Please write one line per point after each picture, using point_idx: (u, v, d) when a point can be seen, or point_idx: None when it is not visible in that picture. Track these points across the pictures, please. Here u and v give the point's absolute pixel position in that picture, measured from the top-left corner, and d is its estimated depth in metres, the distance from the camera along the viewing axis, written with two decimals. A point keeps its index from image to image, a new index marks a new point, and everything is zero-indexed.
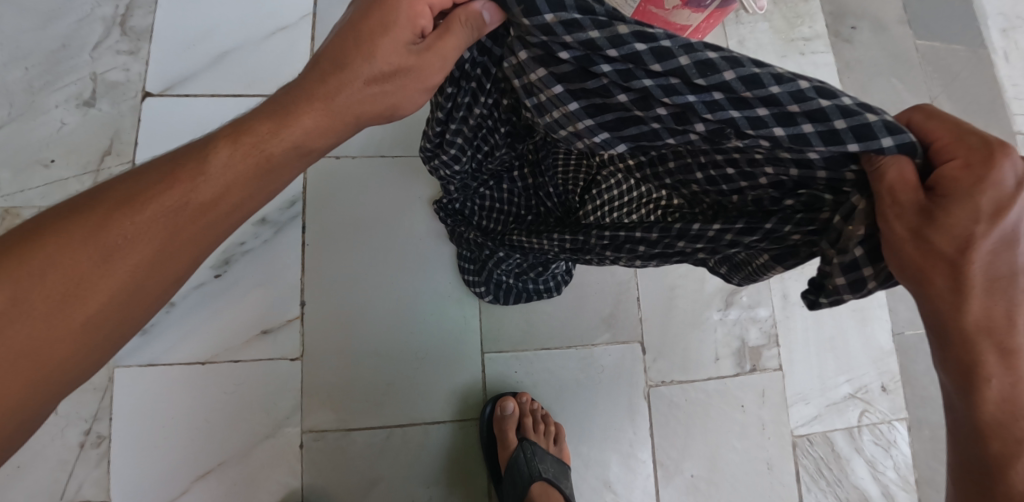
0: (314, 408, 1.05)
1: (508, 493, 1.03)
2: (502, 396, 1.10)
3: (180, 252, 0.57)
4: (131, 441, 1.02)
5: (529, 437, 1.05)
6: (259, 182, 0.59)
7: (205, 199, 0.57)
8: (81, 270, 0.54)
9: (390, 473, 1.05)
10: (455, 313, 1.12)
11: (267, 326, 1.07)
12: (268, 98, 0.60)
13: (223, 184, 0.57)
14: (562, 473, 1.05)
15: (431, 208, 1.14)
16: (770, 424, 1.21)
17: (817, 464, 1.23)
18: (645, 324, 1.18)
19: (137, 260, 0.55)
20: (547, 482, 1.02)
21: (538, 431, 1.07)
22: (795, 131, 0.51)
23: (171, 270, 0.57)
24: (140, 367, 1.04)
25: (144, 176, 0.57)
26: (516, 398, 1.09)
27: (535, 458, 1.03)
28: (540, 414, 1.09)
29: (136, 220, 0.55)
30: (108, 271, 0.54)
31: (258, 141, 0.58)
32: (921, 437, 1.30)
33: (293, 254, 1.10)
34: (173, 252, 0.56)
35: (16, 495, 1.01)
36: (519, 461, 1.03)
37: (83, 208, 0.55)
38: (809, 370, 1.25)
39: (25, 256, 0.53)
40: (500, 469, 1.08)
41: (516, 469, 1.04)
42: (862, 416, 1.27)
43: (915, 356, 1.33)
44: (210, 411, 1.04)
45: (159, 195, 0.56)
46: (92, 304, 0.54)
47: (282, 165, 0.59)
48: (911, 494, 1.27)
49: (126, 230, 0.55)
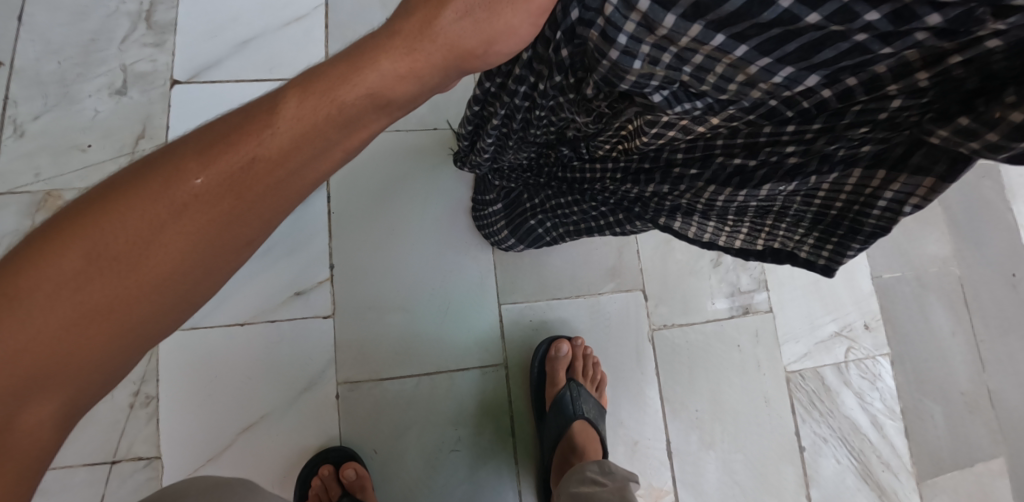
0: (347, 361, 1.14)
1: (551, 425, 1.15)
2: (557, 339, 1.21)
3: (236, 223, 0.51)
4: (179, 399, 1.10)
5: (577, 379, 1.16)
6: (324, 138, 0.52)
7: (270, 157, 0.51)
8: (135, 243, 0.49)
9: (421, 418, 1.14)
10: (472, 270, 1.21)
11: (300, 288, 1.15)
12: (346, 45, 0.55)
13: (291, 140, 0.51)
14: (600, 415, 1.17)
15: (444, 175, 1.24)
16: (765, 361, 1.31)
17: (810, 397, 1.33)
18: (646, 274, 1.28)
19: (188, 232, 0.50)
20: (587, 421, 1.15)
21: (585, 375, 1.18)
22: None
23: (226, 243, 0.51)
24: (183, 330, 1.11)
25: (212, 131, 0.52)
26: (570, 341, 1.21)
27: (580, 398, 1.15)
28: (590, 363, 1.20)
29: (198, 181, 0.50)
30: (157, 245, 0.50)
31: (330, 87, 0.52)
32: (903, 370, 1.41)
33: (319, 221, 1.18)
34: (229, 222, 0.51)
35: (71, 455, 1.06)
36: (565, 400, 1.15)
37: (149, 167, 0.51)
38: (798, 311, 1.36)
39: (82, 225, 0.49)
40: (545, 404, 1.19)
41: (561, 406, 1.15)
42: (849, 352, 1.38)
43: (893, 297, 1.45)
44: (251, 368, 1.12)
45: (224, 152, 0.51)
46: (141, 281, 0.49)
47: (353, 117, 0.53)
48: (897, 422, 1.38)
49: (181, 197, 0.50)
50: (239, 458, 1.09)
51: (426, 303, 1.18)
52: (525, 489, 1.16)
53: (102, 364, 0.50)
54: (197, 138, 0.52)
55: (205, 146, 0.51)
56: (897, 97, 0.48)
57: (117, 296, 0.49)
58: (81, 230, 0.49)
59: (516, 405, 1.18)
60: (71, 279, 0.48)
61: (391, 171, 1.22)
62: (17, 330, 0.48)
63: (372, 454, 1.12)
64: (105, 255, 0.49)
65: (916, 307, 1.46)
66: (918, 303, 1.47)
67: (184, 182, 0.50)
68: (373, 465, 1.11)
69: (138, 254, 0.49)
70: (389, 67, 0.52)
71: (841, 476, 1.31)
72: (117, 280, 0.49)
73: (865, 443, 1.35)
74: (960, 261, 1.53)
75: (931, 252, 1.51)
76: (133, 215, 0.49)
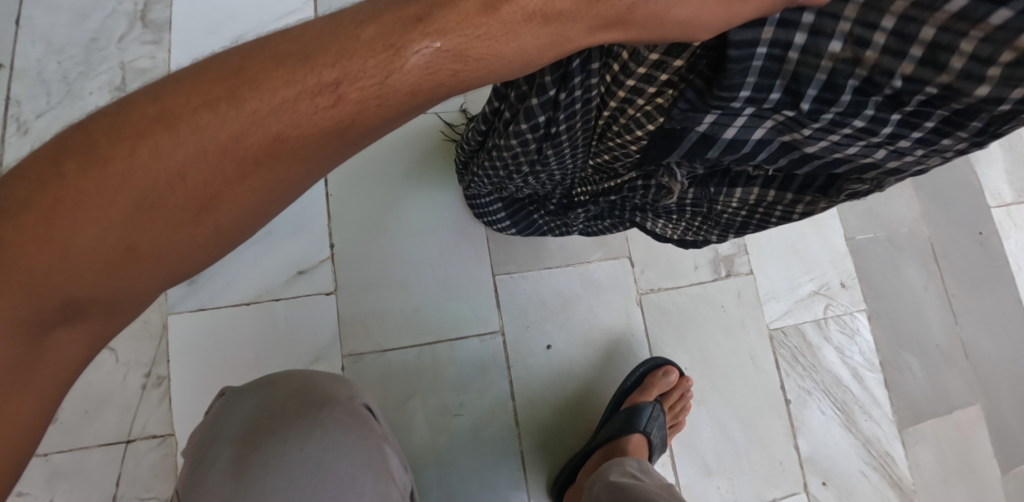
0: (351, 335, 1.19)
1: (611, 426, 1.19)
2: (667, 365, 1.27)
3: (300, 178, 0.54)
4: (190, 378, 1.14)
5: (660, 399, 1.21)
6: (410, 114, 0.53)
7: (352, 126, 0.52)
8: (210, 180, 0.51)
9: (424, 385, 1.19)
10: (466, 245, 1.27)
11: (302, 267, 1.20)
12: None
13: (377, 114, 0.51)
14: (658, 442, 1.21)
15: (435, 155, 1.30)
16: (749, 321, 1.38)
17: (792, 352, 1.40)
18: (632, 242, 1.35)
19: (257, 182, 0.52)
20: (644, 439, 1.18)
21: (670, 407, 1.24)
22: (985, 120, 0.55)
23: (282, 194, 0.54)
24: (192, 311, 1.16)
25: (308, 75, 0.50)
26: (681, 378, 1.27)
27: (653, 418, 1.19)
28: (680, 396, 1.25)
29: (282, 132, 0.51)
30: (231, 191, 0.52)
31: (445, 65, 0.50)
32: (880, 325, 1.49)
33: (318, 204, 1.23)
34: (294, 178, 0.53)
35: (87, 437, 1.10)
36: (641, 412, 1.19)
37: (239, 100, 0.50)
38: (777, 272, 1.44)
39: (165, 142, 0.50)
40: (616, 409, 1.23)
41: (633, 417, 1.19)
42: (827, 308, 1.46)
43: (867, 256, 1.52)
44: (259, 346, 1.17)
45: (311, 110, 0.50)
46: (207, 222, 0.52)
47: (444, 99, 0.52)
48: (876, 373, 1.46)
49: (250, 148, 0.51)
50: None
51: (424, 277, 1.24)
52: (526, 449, 1.21)
53: (154, 280, 0.55)
54: (264, 80, 0.50)
55: (263, 95, 0.50)
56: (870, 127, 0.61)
57: (180, 229, 0.52)
58: (131, 165, 0.50)
59: (514, 370, 1.24)
60: (119, 223, 0.51)
61: (385, 154, 1.28)
62: (90, 241, 0.51)
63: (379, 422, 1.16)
64: (154, 201, 0.51)
65: (891, 265, 1.54)
66: (893, 262, 1.54)
67: (243, 142, 0.50)
68: None
69: (206, 195, 0.51)
70: (473, 66, 0.51)
71: (826, 426, 1.39)
72: (162, 221, 0.51)
73: (847, 394, 1.43)
74: (930, 221, 1.61)
75: (901, 213, 1.59)
76: (183, 159, 0.50)
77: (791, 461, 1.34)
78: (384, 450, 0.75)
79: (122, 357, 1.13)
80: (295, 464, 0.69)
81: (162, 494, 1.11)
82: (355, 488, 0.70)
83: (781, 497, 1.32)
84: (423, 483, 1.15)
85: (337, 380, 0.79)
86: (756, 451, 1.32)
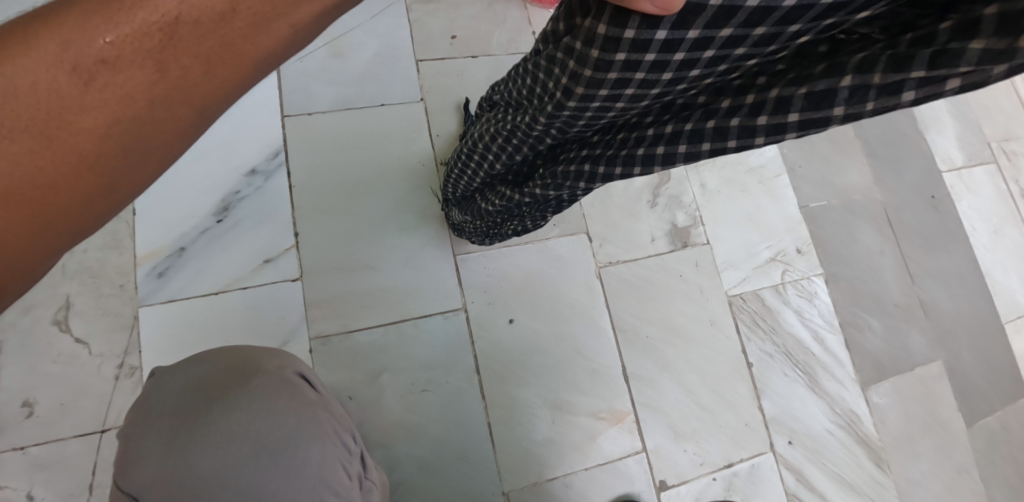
0: (317, 318, 1.23)
1: None
2: None
3: (167, 105, 0.49)
4: (163, 367, 1.18)
5: None
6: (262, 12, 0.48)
7: (198, 35, 0.47)
8: (44, 117, 0.46)
9: (392, 363, 1.23)
10: (427, 227, 1.31)
11: (268, 256, 1.24)
12: None
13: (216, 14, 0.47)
14: None
15: (394, 144, 1.35)
16: (708, 288, 1.43)
17: (752, 317, 1.44)
18: (589, 217, 1.40)
19: (108, 114, 0.47)
20: None
21: None
22: None
23: (155, 130, 0.49)
24: (162, 303, 1.20)
25: None
26: None
27: None
28: None
29: (114, 56, 0.46)
30: (74, 132, 0.47)
31: None
32: (838, 288, 1.54)
33: (282, 195, 1.28)
34: (158, 106, 0.48)
35: (63, 427, 1.14)
36: None
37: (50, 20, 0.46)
38: (733, 241, 1.48)
39: None
40: None
41: None
42: (784, 274, 1.50)
43: (820, 223, 1.59)
44: (228, 332, 1.20)
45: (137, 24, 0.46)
46: (62, 169, 0.47)
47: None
48: (837, 335, 1.50)
49: (82, 70, 0.46)
50: None
51: (388, 260, 1.28)
52: (493, 421, 1.24)
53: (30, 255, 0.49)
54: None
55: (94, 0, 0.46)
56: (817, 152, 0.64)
57: (31, 186, 0.47)
58: None
59: (479, 345, 1.27)
60: None
61: (346, 145, 1.33)
62: None
63: (348, 399, 1.19)
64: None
65: (844, 230, 1.60)
66: (847, 227, 1.60)
67: (82, 54, 0.46)
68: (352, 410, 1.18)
69: (51, 137, 0.47)
70: None
71: (790, 387, 1.42)
72: (1, 154, 0.46)
73: (810, 357, 1.46)
74: (880, 188, 1.67)
75: (852, 181, 1.65)
76: (16, 82, 0.45)
77: (757, 422, 1.38)
78: (329, 423, 0.72)
79: (95, 350, 1.17)
80: (233, 436, 0.65)
81: None
82: (290, 457, 0.67)
83: (747, 456, 1.35)
84: (394, 457, 1.18)
85: (278, 354, 0.75)
86: (722, 412, 1.36)
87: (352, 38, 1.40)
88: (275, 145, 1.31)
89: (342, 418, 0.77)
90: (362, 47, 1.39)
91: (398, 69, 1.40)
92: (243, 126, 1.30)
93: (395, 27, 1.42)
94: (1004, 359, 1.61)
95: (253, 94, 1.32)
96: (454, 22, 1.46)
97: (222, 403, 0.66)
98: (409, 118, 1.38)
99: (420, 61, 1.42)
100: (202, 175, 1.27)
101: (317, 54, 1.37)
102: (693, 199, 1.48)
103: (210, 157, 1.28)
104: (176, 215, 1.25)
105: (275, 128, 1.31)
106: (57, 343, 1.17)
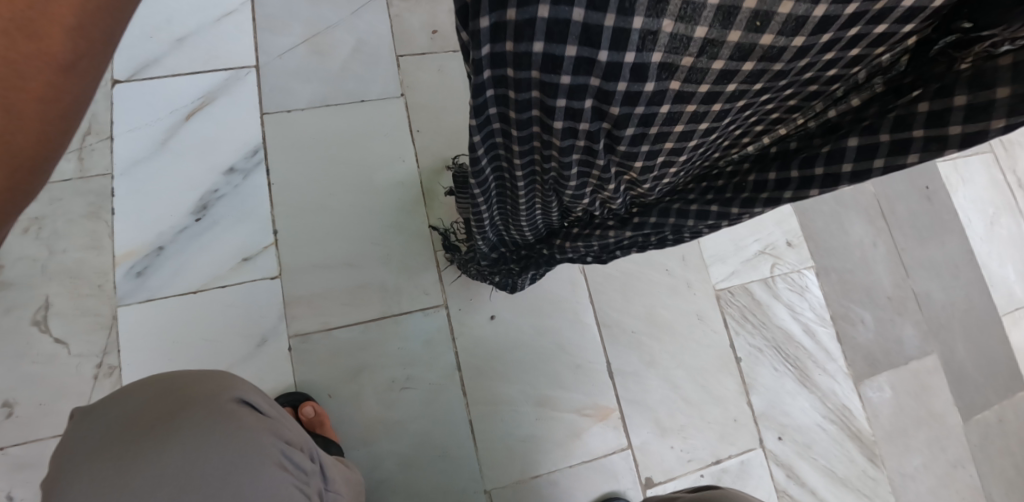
0: (297, 316, 1.22)
1: None
2: None
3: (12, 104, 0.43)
4: (142, 366, 1.18)
5: None
6: None
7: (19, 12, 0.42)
8: None
9: (372, 360, 1.22)
10: (407, 224, 1.30)
11: (246, 254, 1.24)
12: None
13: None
14: None
15: (373, 140, 1.34)
16: (696, 282, 1.41)
17: (741, 311, 1.42)
18: None
19: None
20: None
21: None
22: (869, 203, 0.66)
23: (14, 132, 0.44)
24: (141, 303, 1.20)
25: None
26: None
27: None
28: None
29: None
30: None
31: None
32: (829, 281, 1.52)
33: (260, 193, 1.28)
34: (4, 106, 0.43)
35: (42, 427, 1.13)
36: None
37: None
38: (720, 234, 1.46)
39: None
40: None
41: None
42: (774, 267, 1.48)
43: (811, 215, 1.56)
44: (208, 331, 1.20)
45: None
46: None
47: None
48: (828, 328, 1.48)
49: None
50: None
51: (366, 257, 1.27)
52: (475, 418, 1.22)
53: None
54: None
55: None
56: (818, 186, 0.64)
57: None
58: None
59: (459, 341, 1.26)
60: None
61: (324, 143, 1.32)
62: None
63: (327, 398, 1.18)
64: None
65: (834, 222, 1.58)
66: (837, 219, 1.59)
67: None
68: (331, 409, 1.18)
69: None
70: None
71: (780, 382, 1.40)
72: None
73: (801, 351, 1.44)
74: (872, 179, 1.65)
75: None
76: None
77: (747, 418, 1.35)
78: (271, 445, 0.76)
79: (74, 350, 1.17)
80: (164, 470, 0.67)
81: None
82: (233, 484, 0.70)
83: (737, 453, 1.33)
84: (374, 455, 1.17)
85: (219, 377, 0.78)
86: (710, 408, 1.34)
87: (332, 35, 1.39)
88: (254, 144, 1.30)
89: (296, 433, 0.83)
90: (341, 43, 1.39)
91: (378, 65, 1.39)
92: (224, 126, 1.31)
93: (375, 23, 1.42)
94: (1001, 351, 1.58)
95: (232, 94, 1.33)
96: (436, 17, 1.45)
97: (155, 440, 0.68)
98: (390, 113, 1.37)
99: (400, 56, 1.41)
100: (182, 175, 1.28)
101: (296, 52, 1.37)
102: None
103: (190, 157, 1.29)
104: (155, 215, 1.25)
105: (254, 126, 1.32)
106: (36, 343, 1.17)
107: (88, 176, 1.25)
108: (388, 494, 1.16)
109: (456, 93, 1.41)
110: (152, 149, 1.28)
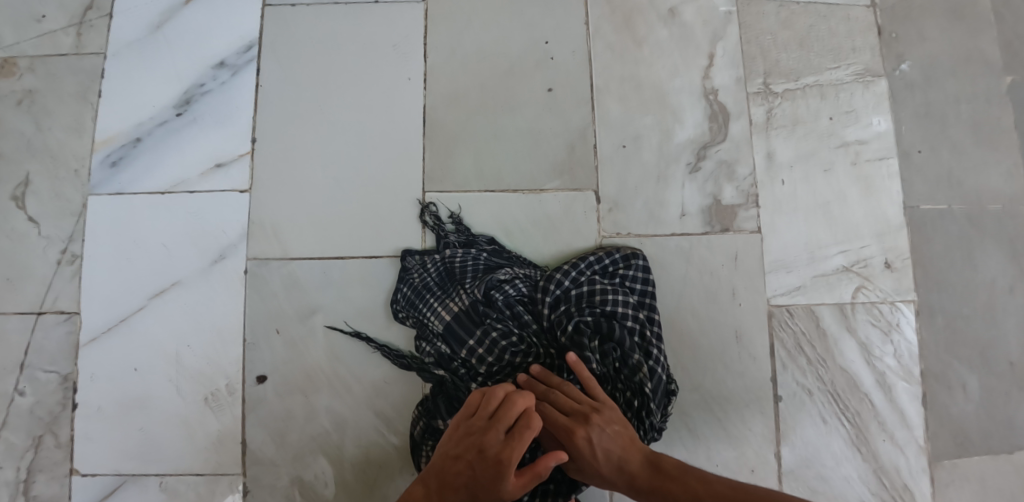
0: (258, 238, 1.11)
1: None
2: None
3: None
4: (100, 263, 1.11)
5: None
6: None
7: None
8: None
9: (330, 303, 1.09)
10: (387, 146, 1.14)
11: (220, 161, 1.13)
12: (459, 449, 0.89)
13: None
14: None
15: (386, 55, 1.17)
16: (744, 291, 1.12)
17: (796, 340, 1.13)
18: (601, 173, 1.14)
19: None
20: None
21: None
22: (561, 286, 1.05)
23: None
24: (110, 196, 1.12)
25: None
26: None
27: None
28: None
29: None
30: None
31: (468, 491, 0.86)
32: (931, 323, 1.17)
33: (246, 95, 1.16)
34: None
35: (6, 306, 1.10)
36: None
37: None
38: (792, 234, 1.15)
39: None
40: None
41: None
42: (858, 292, 1.15)
43: (930, 233, 1.19)
44: (170, 237, 1.11)
45: None
46: None
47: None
48: (911, 384, 1.15)
49: None
50: (150, 321, 1.09)
51: (335, 180, 1.13)
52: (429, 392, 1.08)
53: None
54: None
55: None
56: (546, 298, 1.05)
57: None
58: None
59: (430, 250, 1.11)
60: None
61: (320, 48, 1.18)
62: None
63: (274, 334, 1.08)
64: None
65: (959, 247, 1.19)
66: (966, 248, 1.19)
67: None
68: (275, 347, 1.08)
69: None
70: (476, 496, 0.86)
71: (823, 439, 1.12)
72: None
73: (864, 404, 1.14)
74: None
75: (997, 185, 1.21)
76: None
77: (768, 469, 1.10)
78: None
79: (45, 232, 1.12)
80: None
81: (64, 369, 1.09)
82: None
83: None
84: (311, 407, 1.07)
85: None
86: (721, 439, 1.11)
87: None
88: (250, 38, 1.18)
89: None
90: None
91: None
92: (222, 16, 1.19)
93: None
94: None
95: None
96: None
97: None
98: (404, 23, 1.18)
99: None
100: (171, 65, 1.17)
101: None
102: (751, 170, 1.15)
103: (182, 46, 1.18)
104: (136, 104, 1.16)
105: (253, 18, 1.19)
106: (11, 219, 1.12)
107: (82, 53, 1.18)
108: (321, 482, 1.06)
109: (489, 6, 1.19)
110: (147, 33, 1.18)
